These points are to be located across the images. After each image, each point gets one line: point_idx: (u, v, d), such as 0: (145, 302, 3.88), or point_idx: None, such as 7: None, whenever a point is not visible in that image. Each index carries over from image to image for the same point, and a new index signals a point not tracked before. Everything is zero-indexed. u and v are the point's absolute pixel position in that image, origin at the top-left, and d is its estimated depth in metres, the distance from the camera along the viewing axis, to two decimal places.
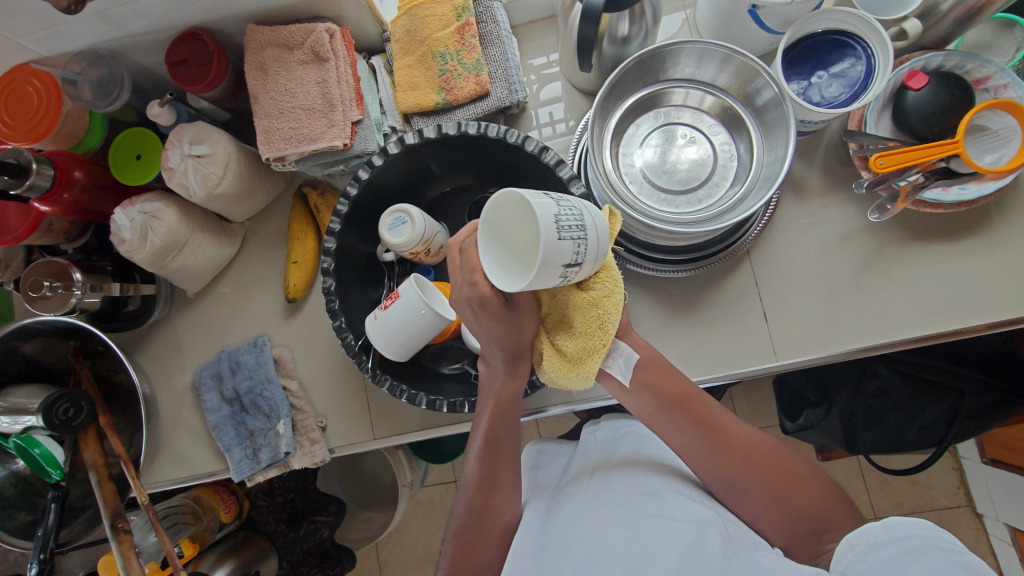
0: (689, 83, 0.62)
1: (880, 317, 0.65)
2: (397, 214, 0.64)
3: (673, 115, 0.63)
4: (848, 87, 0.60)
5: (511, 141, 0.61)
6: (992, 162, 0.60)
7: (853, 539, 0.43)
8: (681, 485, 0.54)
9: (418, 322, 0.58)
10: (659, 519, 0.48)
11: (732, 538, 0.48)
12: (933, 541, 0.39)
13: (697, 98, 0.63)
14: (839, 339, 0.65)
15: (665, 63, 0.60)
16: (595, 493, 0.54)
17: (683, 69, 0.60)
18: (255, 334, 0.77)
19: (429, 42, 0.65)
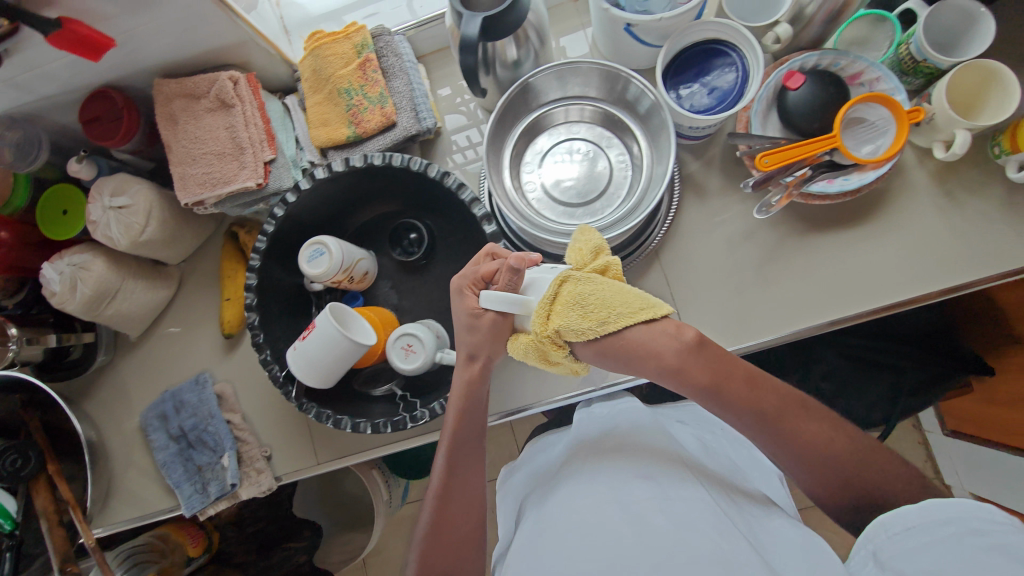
0: (564, 101, 0.66)
1: (834, 293, 0.67)
2: (314, 245, 0.66)
3: (558, 133, 0.67)
4: (722, 97, 0.64)
5: (415, 169, 0.64)
6: (868, 151, 0.63)
7: (885, 520, 0.42)
8: (672, 467, 0.57)
9: (337, 350, 0.60)
10: (653, 503, 0.52)
11: (727, 516, 0.51)
12: (973, 527, 0.37)
13: (575, 113, 0.66)
14: (817, 313, 0.67)
15: (549, 85, 0.63)
16: (589, 480, 0.57)
17: (554, 90, 0.64)
18: (198, 371, 0.79)
19: (333, 80, 0.68)
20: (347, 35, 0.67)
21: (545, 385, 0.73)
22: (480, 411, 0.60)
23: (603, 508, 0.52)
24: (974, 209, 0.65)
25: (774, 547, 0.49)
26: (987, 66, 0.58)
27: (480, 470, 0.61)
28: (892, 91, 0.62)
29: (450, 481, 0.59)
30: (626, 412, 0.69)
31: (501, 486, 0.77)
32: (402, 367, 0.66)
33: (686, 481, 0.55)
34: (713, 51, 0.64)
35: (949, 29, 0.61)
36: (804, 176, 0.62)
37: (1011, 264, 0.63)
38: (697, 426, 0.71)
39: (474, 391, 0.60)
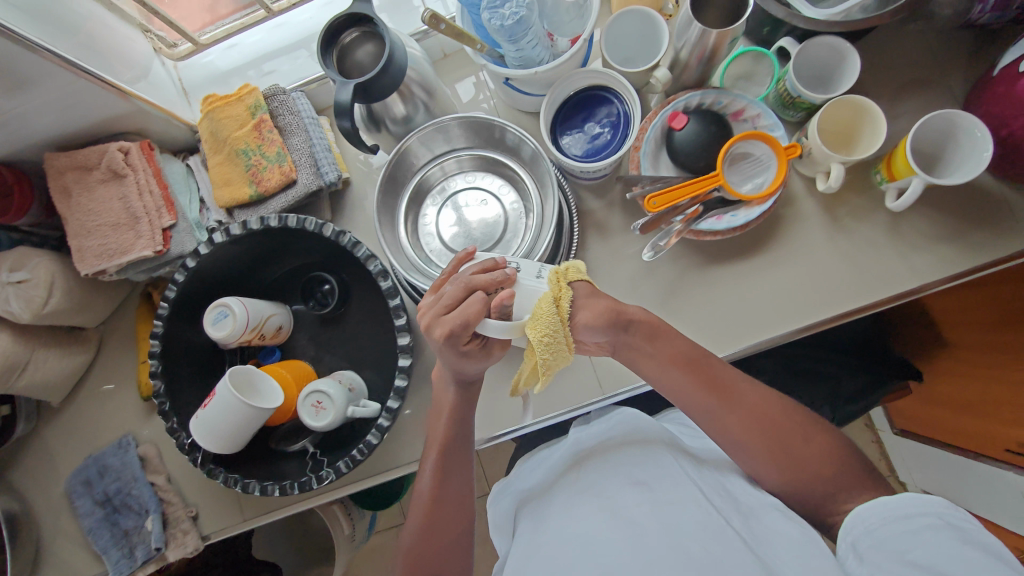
0: (436, 160, 0.67)
1: (800, 300, 0.67)
2: (219, 308, 0.66)
3: (440, 190, 0.68)
4: (594, 149, 0.66)
5: (310, 229, 0.64)
6: (750, 187, 0.65)
7: (863, 512, 0.49)
8: (666, 464, 0.58)
9: (236, 417, 0.60)
10: (644, 509, 0.53)
11: (723, 516, 0.52)
12: (944, 518, 0.45)
13: (450, 167, 0.67)
14: (797, 314, 0.67)
15: (421, 146, 0.64)
16: (584, 483, 0.59)
17: (422, 154, 0.65)
18: (122, 433, 0.79)
19: (230, 141, 0.68)
20: (240, 97, 0.68)
21: None
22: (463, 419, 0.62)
23: (597, 517, 0.54)
24: (859, 234, 0.67)
25: (769, 543, 0.50)
26: (850, 102, 0.60)
27: (466, 479, 0.62)
28: (772, 127, 0.64)
29: (439, 490, 0.60)
30: (626, 420, 0.67)
31: (499, 486, 0.77)
32: (313, 424, 0.65)
33: (680, 479, 0.56)
34: (589, 101, 0.66)
35: (817, 65, 0.64)
36: (692, 214, 0.64)
37: (896, 287, 0.66)
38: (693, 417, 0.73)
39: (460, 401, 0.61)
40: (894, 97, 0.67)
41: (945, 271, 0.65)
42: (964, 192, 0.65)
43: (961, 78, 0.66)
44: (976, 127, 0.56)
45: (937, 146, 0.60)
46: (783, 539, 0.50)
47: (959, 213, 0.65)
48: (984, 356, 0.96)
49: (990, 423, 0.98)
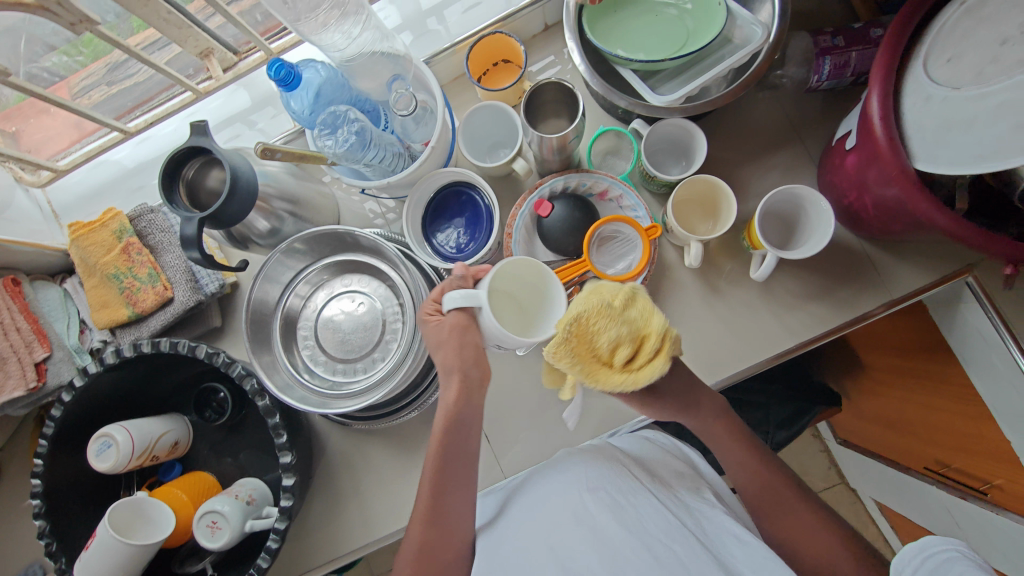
0: (289, 290, 0.66)
1: (743, 338, 0.68)
2: (101, 439, 0.64)
3: (307, 311, 0.67)
4: (446, 253, 0.66)
5: (184, 351, 0.64)
6: (625, 264, 0.66)
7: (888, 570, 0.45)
8: (621, 474, 0.56)
9: (117, 556, 0.59)
10: (606, 512, 0.51)
11: (679, 519, 0.51)
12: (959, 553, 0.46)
13: (306, 290, 0.67)
14: (737, 358, 0.67)
15: (271, 285, 0.63)
16: (553, 489, 0.56)
17: (273, 293, 0.64)
18: (26, 563, 0.76)
19: (99, 267, 0.68)
20: (104, 223, 0.68)
21: (373, 522, 0.72)
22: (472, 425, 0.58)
23: (564, 521, 0.52)
24: (736, 297, 0.68)
25: (722, 544, 0.49)
26: (705, 180, 0.63)
27: (461, 480, 0.56)
28: (635, 205, 0.65)
29: (444, 483, 0.55)
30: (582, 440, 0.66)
31: None
32: (209, 546, 0.63)
33: (637, 486, 0.54)
34: (448, 203, 0.67)
35: (662, 144, 0.68)
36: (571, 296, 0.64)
37: (776, 347, 0.67)
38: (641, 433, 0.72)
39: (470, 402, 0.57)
40: (755, 161, 0.68)
41: (817, 329, 0.67)
42: (826, 250, 0.67)
43: (816, 139, 0.67)
44: (822, 203, 0.58)
45: (797, 211, 0.62)
46: (742, 547, 0.49)
47: (824, 272, 0.67)
48: (890, 380, 0.96)
49: (906, 443, 1.00)
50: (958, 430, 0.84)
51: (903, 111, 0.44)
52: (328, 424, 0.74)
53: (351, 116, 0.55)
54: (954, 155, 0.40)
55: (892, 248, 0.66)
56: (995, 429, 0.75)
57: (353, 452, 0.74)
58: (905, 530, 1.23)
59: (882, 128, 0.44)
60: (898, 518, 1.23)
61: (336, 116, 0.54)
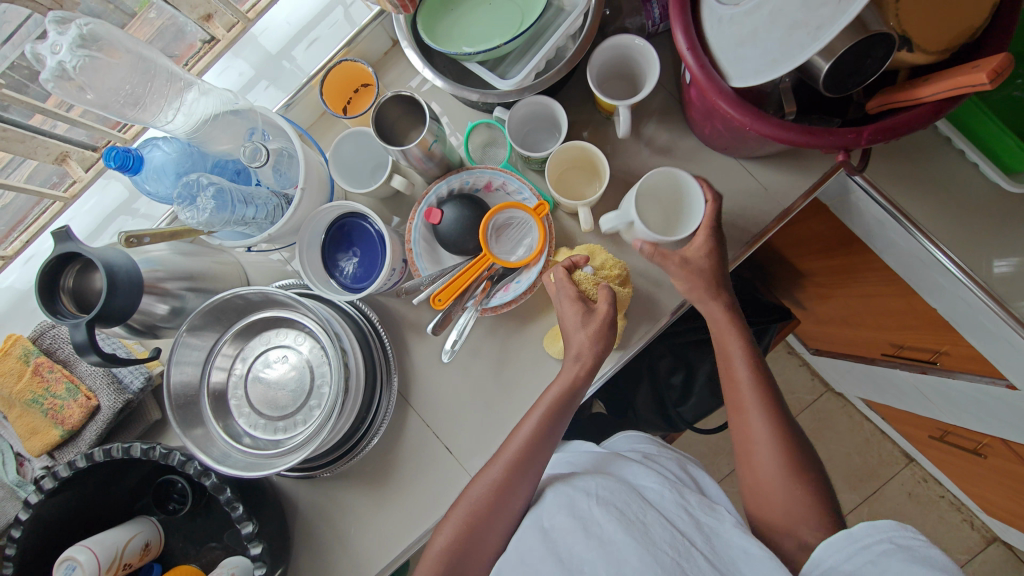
0: (206, 364, 0.65)
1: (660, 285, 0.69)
2: (64, 562, 0.62)
3: (228, 384, 0.66)
4: (347, 286, 0.66)
5: (121, 454, 0.63)
6: (525, 246, 0.67)
7: (854, 533, 0.47)
8: (631, 492, 0.56)
9: None
10: (617, 525, 0.52)
11: (686, 535, 0.52)
12: (898, 542, 0.46)
13: (224, 359, 0.66)
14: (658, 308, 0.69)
15: (186, 360, 0.63)
16: (565, 502, 0.57)
17: (188, 367, 0.63)
18: None
19: (16, 396, 0.66)
20: (7, 351, 0.68)
21: (361, 566, 0.71)
22: (576, 404, 0.64)
23: (582, 531, 0.52)
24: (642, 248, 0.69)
25: (730, 559, 0.50)
26: (575, 146, 0.65)
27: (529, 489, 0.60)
28: (519, 189, 0.66)
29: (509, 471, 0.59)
30: (575, 454, 0.71)
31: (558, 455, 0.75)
32: None
33: (645, 502, 0.55)
34: (340, 236, 0.67)
35: (530, 124, 0.69)
36: (482, 290, 0.66)
37: None
38: (636, 446, 0.76)
39: (573, 392, 0.62)
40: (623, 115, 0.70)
41: (728, 253, 0.68)
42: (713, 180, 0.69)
43: (671, 81, 0.69)
44: (647, 49, 0.62)
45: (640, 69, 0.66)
46: (746, 563, 0.50)
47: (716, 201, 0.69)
48: (830, 281, 0.98)
49: (862, 337, 1.02)
50: (896, 311, 0.86)
51: (708, 39, 0.46)
52: (293, 481, 0.73)
53: (204, 182, 0.55)
54: (754, 64, 0.42)
55: (770, 160, 0.68)
56: (921, 300, 0.78)
57: (323, 500, 0.73)
58: (892, 416, 1.26)
59: (692, 58, 0.46)
60: (884, 408, 1.26)
61: (189, 186, 0.55)
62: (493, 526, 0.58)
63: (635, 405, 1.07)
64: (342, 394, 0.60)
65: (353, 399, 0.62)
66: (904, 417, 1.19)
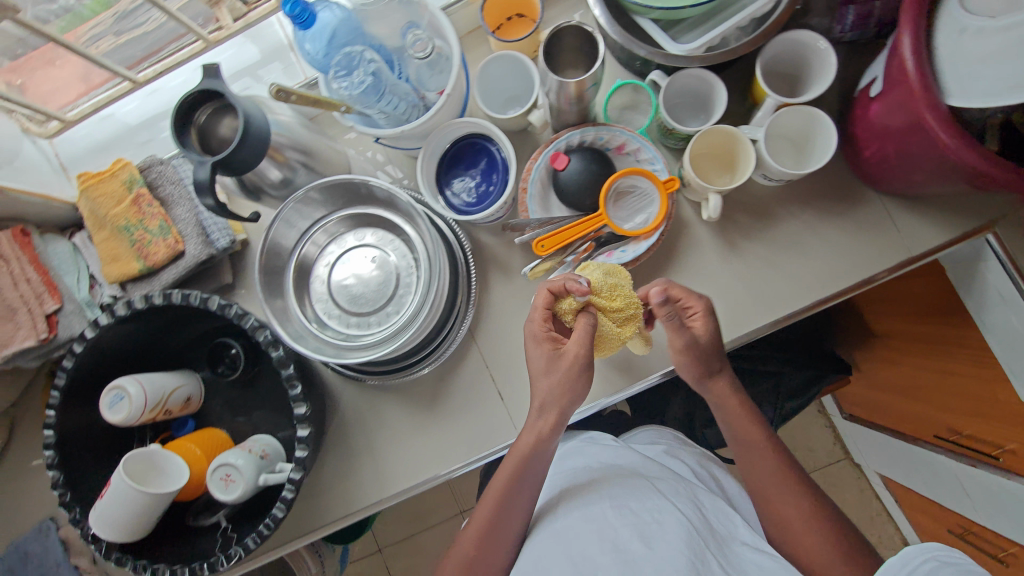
0: (305, 235, 0.65)
1: (761, 297, 0.67)
2: (113, 391, 0.64)
3: (316, 259, 0.66)
4: (458, 206, 0.66)
5: (196, 303, 0.63)
6: (642, 219, 0.65)
7: (907, 553, 0.46)
8: (647, 494, 0.57)
9: (132, 505, 0.59)
10: (633, 531, 0.52)
11: (701, 536, 0.53)
12: (943, 559, 0.44)
13: (322, 236, 0.66)
14: (752, 317, 0.67)
15: (288, 227, 0.63)
16: (579, 508, 0.57)
17: (288, 236, 0.64)
18: (43, 516, 0.78)
19: (110, 219, 0.67)
20: (114, 173, 0.68)
21: (384, 480, 0.71)
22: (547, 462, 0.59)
23: (597, 535, 0.52)
24: (754, 254, 0.67)
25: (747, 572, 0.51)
26: (721, 130, 0.61)
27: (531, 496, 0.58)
28: (652, 161, 0.64)
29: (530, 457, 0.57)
30: (586, 445, 0.71)
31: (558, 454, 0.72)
32: (223, 498, 0.64)
33: (662, 501, 0.55)
34: (462, 154, 0.67)
35: (684, 95, 0.66)
36: (584, 251, 0.65)
37: (792, 304, 0.66)
38: (654, 445, 0.76)
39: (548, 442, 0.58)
40: None
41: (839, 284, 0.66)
42: (846, 206, 0.67)
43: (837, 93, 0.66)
44: (826, 52, 0.59)
45: (807, 68, 0.62)
46: (756, 568, 0.52)
47: (842, 229, 0.67)
48: (906, 348, 0.95)
49: (915, 411, 1.00)
50: (971, 395, 0.83)
51: (937, 49, 0.43)
52: (341, 381, 0.73)
53: (365, 58, 0.56)
54: (988, 86, 0.40)
55: (914, 203, 0.65)
56: (1008, 391, 0.75)
57: (364, 408, 0.73)
58: (909, 502, 1.23)
59: (914, 64, 0.43)
60: (904, 491, 1.23)
61: (351, 59, 0.56)
62: (522, 494, 0.57)
63: (668, 414, 1.05)
64: (426, 315, 0.60)
65: (433, 322, 0.61)
66: (924, 506, 1.16)
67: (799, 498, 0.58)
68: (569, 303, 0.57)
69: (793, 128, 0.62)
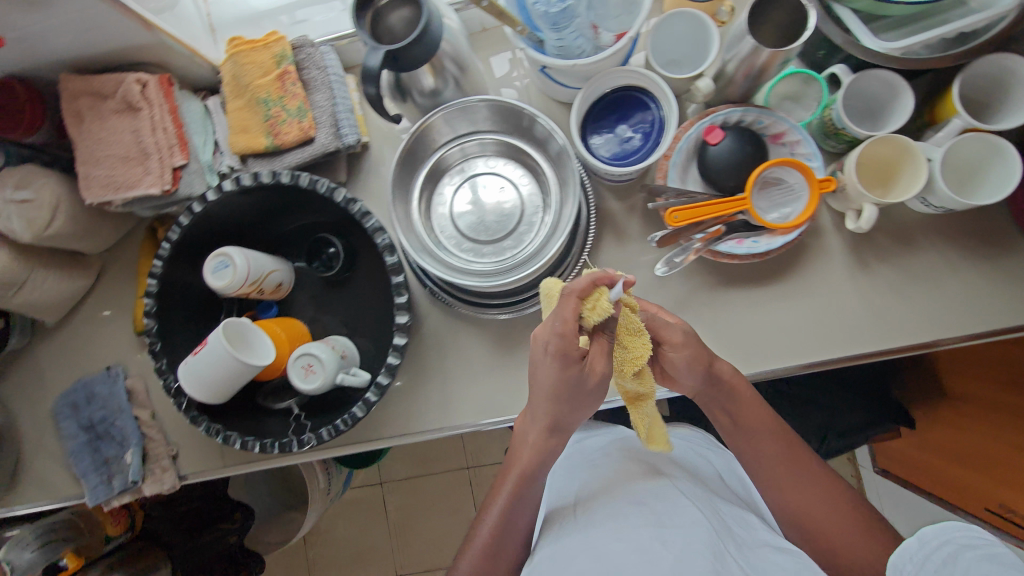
0: (458, 140, 0.65)
1: (878, 322, 0.65)
2: (219, 257, 0.65)
3: (458, 167, 0.66)
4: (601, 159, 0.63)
5: (321, 191, 0.63)
6: (781, 214, 0.62)
7: (925, 535, 0.45)
8: (668, 493, 0.55)
9: (225, 369, 0.60)
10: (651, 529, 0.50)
11: (721, 538, 0.51)
12: (962, 541, 0.43)
13: (473, 147, 0.66)
14: (864, 339, 0.65)
15: (447, 124, 0.63)
16: (599, 509, 0.55)
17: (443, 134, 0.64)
18: (111, 363, 0.80)
19: (252, 88, 0.67)
20: (267, 44, 0.67)
21: (450, 409, 0.72)
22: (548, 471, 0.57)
23: (616, 535, 0.51)
24: (882, 277, 0.65)
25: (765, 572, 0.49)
26: (897, 141, 0.58)
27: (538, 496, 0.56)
28: (809, 157, 0.62)
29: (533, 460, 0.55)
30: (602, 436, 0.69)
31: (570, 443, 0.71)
32: (301, 386, 0.65)
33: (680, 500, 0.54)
34: (618, 105, 0.64)
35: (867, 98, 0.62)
36: (715, 233, 0.62)
37: (907, 337, 0.64)
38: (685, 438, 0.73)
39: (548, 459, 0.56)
40: None
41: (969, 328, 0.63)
42: (994, 251, 0.64)
43: None
44: None
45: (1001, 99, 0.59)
46: (777, 568, 0.49)
47: (982, 273, 0.64)
48: (979, 413, 0.92)
49: (967, 479, 0.97)
50: None
51: None
52: (429, 304, 0.73)
53: None
54: None
55: None
56: None
57: (447, 335, 0.73)
58: None
59: None
60: None
61: None
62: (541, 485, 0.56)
63: None
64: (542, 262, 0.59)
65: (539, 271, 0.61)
66: None
67: (825, 505, 0.55)
68: (597, 307, 0.46)
69: (969, 159, 0.59)
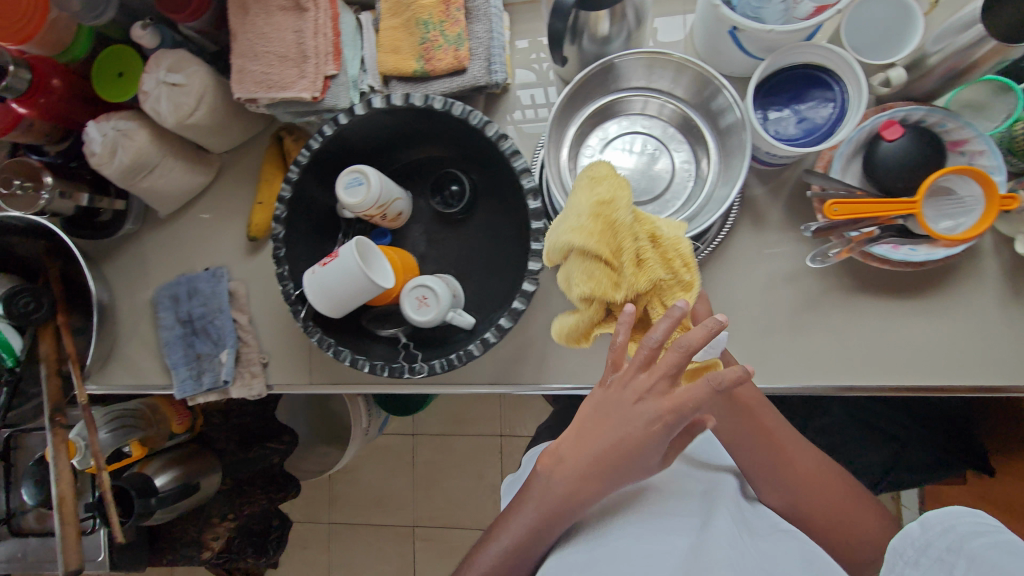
0: (644, 92, 0.65)
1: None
2: (354, 173, 0.64)
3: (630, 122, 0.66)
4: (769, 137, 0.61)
5: (473, 123, 0.61)
6: (948, 227, 0.58)
7: (928, 518, 0.42)
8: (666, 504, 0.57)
9: (352, 283, 0.59)
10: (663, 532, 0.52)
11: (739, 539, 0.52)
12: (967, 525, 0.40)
13: (655, 107, 0.65)
14: (1005, 372, 0.61)
15: (641, 71, 0.63)
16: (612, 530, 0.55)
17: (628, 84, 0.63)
18: (215, 263, 0.80)
19: (415, 8, 0.66)
20: None
21: (550, 366, 0.71)
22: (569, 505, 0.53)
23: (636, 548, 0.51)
24: None
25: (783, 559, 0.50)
26: None
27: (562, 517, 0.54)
28: (993, 169, 0.57)
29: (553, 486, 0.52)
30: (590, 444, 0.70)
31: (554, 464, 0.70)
32: (413, 317, 0.64)
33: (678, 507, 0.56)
34: (795, 84, 0.61)
35: None
36: (868, 235, 0.59)
37: None
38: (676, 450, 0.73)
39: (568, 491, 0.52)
40: None
41: None
42: None
43: None
44: None
45: None
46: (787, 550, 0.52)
47: None
48: None
49: None
50: None
51: None
52: None
53: None
54: None
55: None
56: None
57: (558, 293, 0.71)
58: None
59: None
60: None
61: None
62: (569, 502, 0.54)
63: None
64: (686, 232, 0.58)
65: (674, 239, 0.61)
66: None
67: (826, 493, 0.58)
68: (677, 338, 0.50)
69: None
